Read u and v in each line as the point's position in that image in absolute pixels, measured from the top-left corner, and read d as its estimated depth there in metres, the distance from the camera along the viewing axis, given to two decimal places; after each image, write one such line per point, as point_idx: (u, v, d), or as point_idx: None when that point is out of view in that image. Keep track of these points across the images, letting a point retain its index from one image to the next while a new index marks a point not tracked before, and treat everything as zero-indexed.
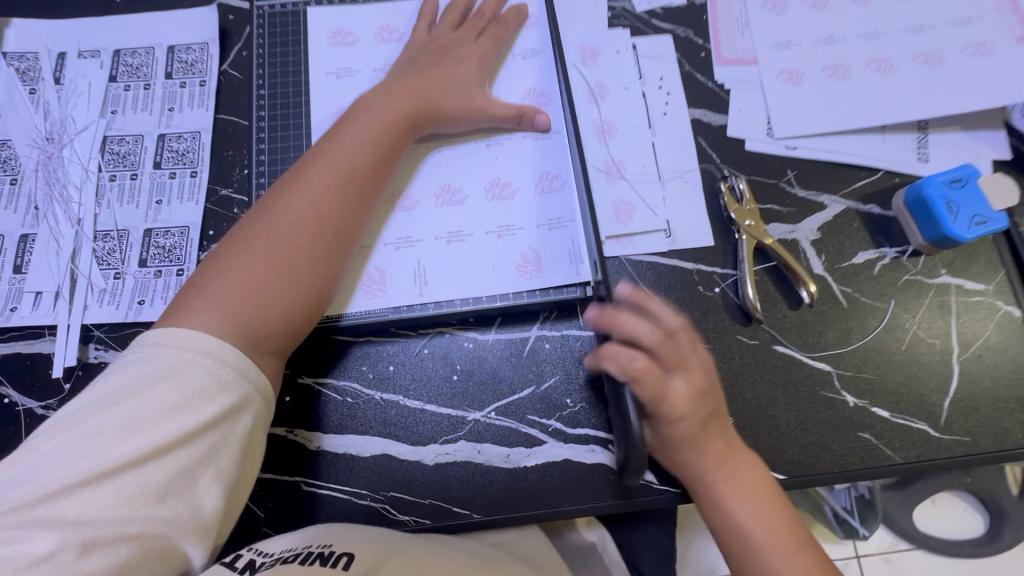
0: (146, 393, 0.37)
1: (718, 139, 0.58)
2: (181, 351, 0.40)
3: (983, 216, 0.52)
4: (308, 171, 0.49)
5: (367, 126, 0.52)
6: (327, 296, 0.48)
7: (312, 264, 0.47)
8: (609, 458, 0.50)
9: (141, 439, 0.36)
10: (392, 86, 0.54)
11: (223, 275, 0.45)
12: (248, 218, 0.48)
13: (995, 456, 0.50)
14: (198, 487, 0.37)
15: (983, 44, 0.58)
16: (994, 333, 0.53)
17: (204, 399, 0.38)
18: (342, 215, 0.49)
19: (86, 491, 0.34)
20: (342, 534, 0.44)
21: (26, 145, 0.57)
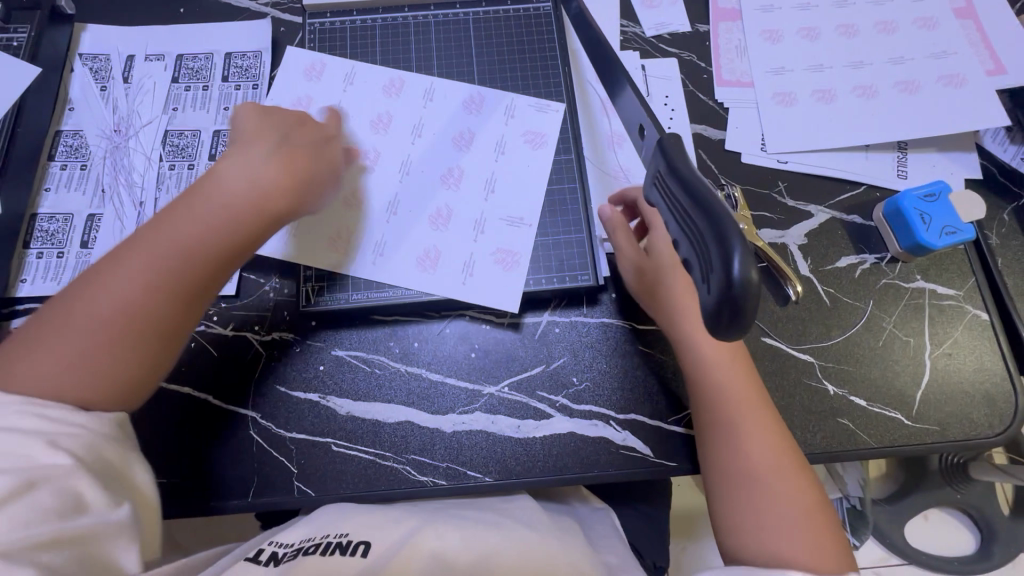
0: (2, 438, 0.37)
1: (717, 152, 0.64)
2: (22, 407, 0.38)
3: (952, 227, 0.57)
4: (138, 250, 0.44)
5: (212, 210, 0.47)
6: (158, 371, 0.45)
7: (131, 354, 0.43)
8: (610, 431, 0.55)
9: (5, 477, 0.36)
10: (257, 164, 0.50)
11: (25, 362, 0.41)
12: (69, 291, 0.44)
13: (962, 444, 0.55)
14: (91, 502, 0.38)
15: (957, 75, 0.64)
16: (963, 334, 0.58)
17: (51, 431, 0.39)
18: (170, 306, 0.44)
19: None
20: (355, 520, 0.50)
21: (95, 135, 0.64)
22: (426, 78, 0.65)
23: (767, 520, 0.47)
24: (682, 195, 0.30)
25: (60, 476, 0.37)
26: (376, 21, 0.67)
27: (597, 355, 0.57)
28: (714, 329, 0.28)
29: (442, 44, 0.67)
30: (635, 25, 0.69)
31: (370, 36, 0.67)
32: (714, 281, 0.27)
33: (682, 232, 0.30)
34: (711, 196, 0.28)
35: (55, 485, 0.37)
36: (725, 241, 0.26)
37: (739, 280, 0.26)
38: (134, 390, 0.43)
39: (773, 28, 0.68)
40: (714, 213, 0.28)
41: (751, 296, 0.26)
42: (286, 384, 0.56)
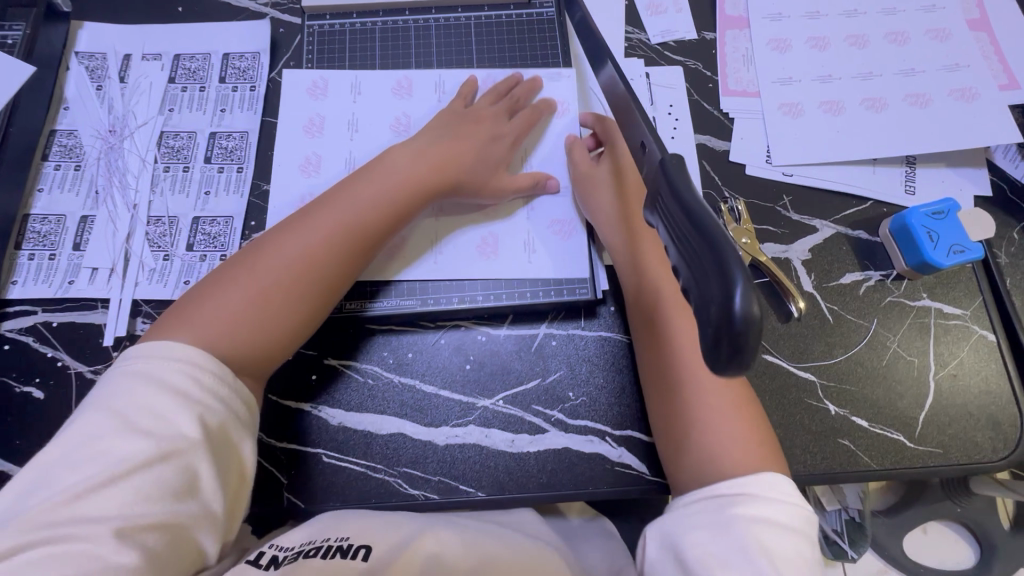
0: (151, 399, 0.42)
1: (721, 164, 0.63)
2: (179, 363, 0.43)
3: (960, 246, 0.56)
4: (311, 220, 0.53)
5: (380, 192, 0.55)
6: (308, 326, 0.52)
7: (284, 307, 0.50)
8: (606, 448, 0.54)
9: (145, 442, 0.40)
10: (422, 152, 0.58)
11: (204, 308, 0.48)
12: (248, 251, 0.52)
13: (966, 468, 0.54)
14: (202, 484, 0.41)
15: (969, 89, 0.63)
16: (969, 355, 0.57)
17: (193, 400, 0.43)
18: (330, 268, 0.52)
19: (105, 490, 0.38)
20: (359, 523, 0.49)
21: (90, 135, 0.63)
22: (431, 70, 0.64)
23: (706, 443, 0.48)
24: (682, 221, 0.29)
25: (185, 451, 0.41)
26: (377, 24, 0.66)
27: (594, 369, 0.56)
28: (714, 362, 0.26)
29: (442, 47, 0.66)
30: (640, 32, 0.68)
31: (370, 39, 0.66)
32: (712, 314, 0.25)
33: (681, 259, 0.29)
34: (712, 224, 0.27)
35: (181, 462, 0.41)
36: (727, 273, 0.25)
37: (740, 315, 0.24)
38: (280, 344, 0.50)
39: (781, 37, 0.67)
40: (715, 241, 0.27)
41: (756, 331, 0.24)
42: (277, 392, 0.55)
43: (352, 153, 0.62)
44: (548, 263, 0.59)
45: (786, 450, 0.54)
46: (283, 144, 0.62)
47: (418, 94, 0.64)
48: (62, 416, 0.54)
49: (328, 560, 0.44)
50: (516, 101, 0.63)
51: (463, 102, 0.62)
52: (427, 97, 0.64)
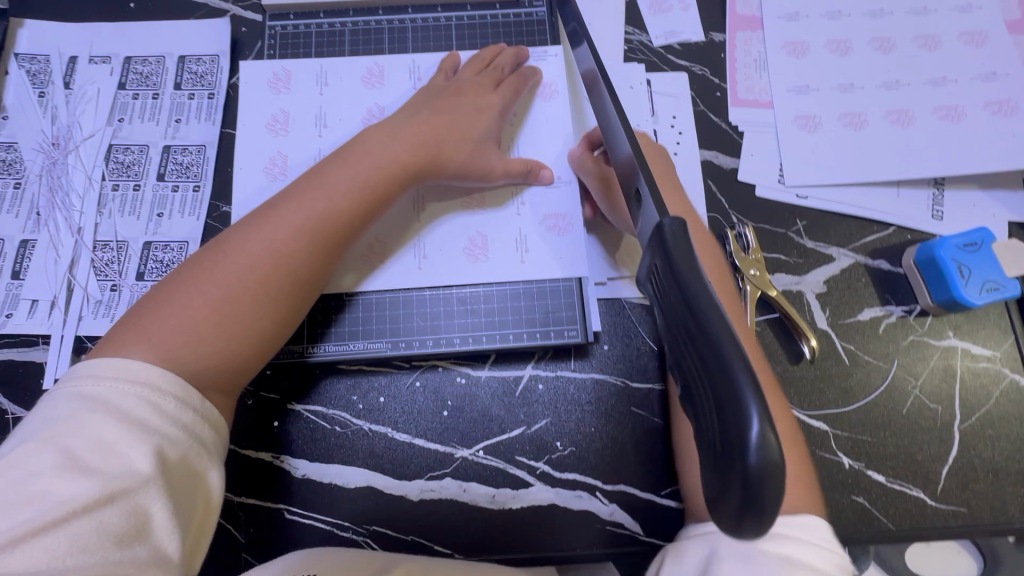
0: (94, 427, 0.35)
1: (729, 183, 0.57)
2: (136, 388, 0.37)
3: (994, 283, 0.50)
4: (279, 210, 0.47)
5: (355, 178, 0.48)
6: (283, 332, 0.46)
7: (254, 310, 0.44)
8: (597, 505, 0.49)
9: (90, 480, 0.33)
10: (399, 133, 0.51)
11: (160, 317, 0.42)
12: (209, 249, 0.46)
13: (992, 529, 0.49)
14: (155, 528, 0.35)
15: (1006, 102, 0.56)
16: (998, 402, 0.52)
17: (150, 430, 0.36)
18: (303, 262, 0.46)
19: (35, 541, 0.31)
20: (329, 563, 0.42)
21: (31, 148, 0.57)
22: (406, 55, 0.58)
23: None
24: (682, 314, 0.24)
25: (137, 491, 0.34)
26: (348, 26, 0.59)
27: (584, 417, 0.51)
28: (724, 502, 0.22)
29: (419, 47, 0.59)
30: (641, 32, 0.61)
31: (339, 41, 0.59)
32: (730, 448, 0.21)
33: (684, 361, 0.25)
34: (717, 327, 0.22)
35: (129, 502, 0.34)
36: (737, 404, 0.21)
37: (760, 459, 0.20)
38: (253, 349, 0.44)
39: (797, 40, 0.60)
40: (721, 356, 0.22)
41: (779, 479, 0.20)
42: (234, 441, 0.50)
43: (320, 151, 0.55)
44: (544, 259, 0.54)
45: None
46: (247, 141, 0.55)
47: (391, 82, 0.57)
48: None
49: None
50: (501, 71, 0.57)
51: (444, 76, 0.57)
52: (404, 85, 0.57)
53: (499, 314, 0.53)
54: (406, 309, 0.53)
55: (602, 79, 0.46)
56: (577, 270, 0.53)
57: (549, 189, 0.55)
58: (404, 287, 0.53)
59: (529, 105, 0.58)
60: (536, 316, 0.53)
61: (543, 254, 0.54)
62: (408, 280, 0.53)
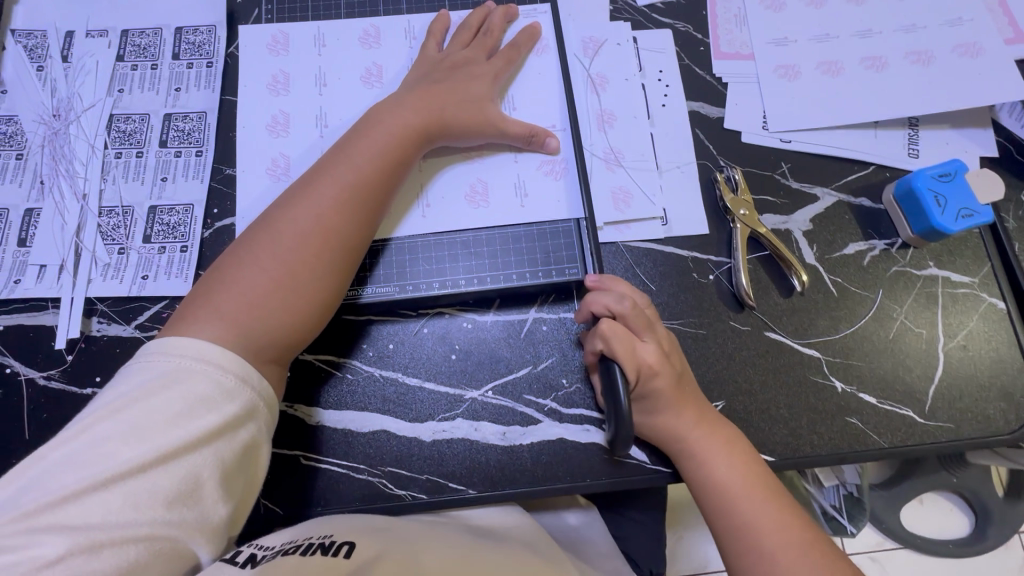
0: (156, 399, 0.37)
1: (715, 131, 0.60)
2: (202, 363, 0.40)
3: (970, 209, 0.53)
4: (313, 187, 0.48)
5: (378, 148, 0.50)
6: (335, 304, 0.48)
7: (308, 284, 0.45)
8: (603, 437, 0.51)
9: (149, 446, 0.36)
10: (402, 100, 0.53)
11: (226, 293, 0.44)
12: (253, 231, 0.47)
13: (977, 443, 0.52)
14: (204, 494, 0.37)
15: (973, 45, 0.59)
16: (979, 324, 0.54)
17: (207, 403, 0.38)
18: (345, 234, 0.47)
19: (94, 497, 0.34)
20: (340, 525, 0.45)
21: (32, 121, 0.58)
22: (400, 18, 0.60)
23: None
24: None
25: (192, 461, 0.37)
26: None
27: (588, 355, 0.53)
28: None
29: (408, 11, 0.61)
30: None
31: (334, 6, 0.61)
32: None
33: None
34: None
35: (180, 468, 0.37)
36: None
37: None
38: (312, 312, 0.46)
39: None
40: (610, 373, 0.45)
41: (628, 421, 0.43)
42: None
43: (322, 110, 0.57)
44: (537, 208, 0.55)
45: (792, 429, 0.51)
46: (250, 102, 0.57)
47: (386, 44, 0.59)
48: (12, 426, 0.50)
49: (308, 557, 0.40)
50: (492, 30, 0.59)
51: (436, 44, 0.58)
52: (400, 45, 0.59)
53: (502, 257, 0.54)
54: (413, 255, 0.54)
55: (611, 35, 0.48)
56: (575, 210, 0.55)
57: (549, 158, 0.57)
58: (412, 234, 0.55)
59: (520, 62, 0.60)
60: (537, 259, 0.54)
61: (539, 203, 0.56)
62: (415, 227, 0.55)
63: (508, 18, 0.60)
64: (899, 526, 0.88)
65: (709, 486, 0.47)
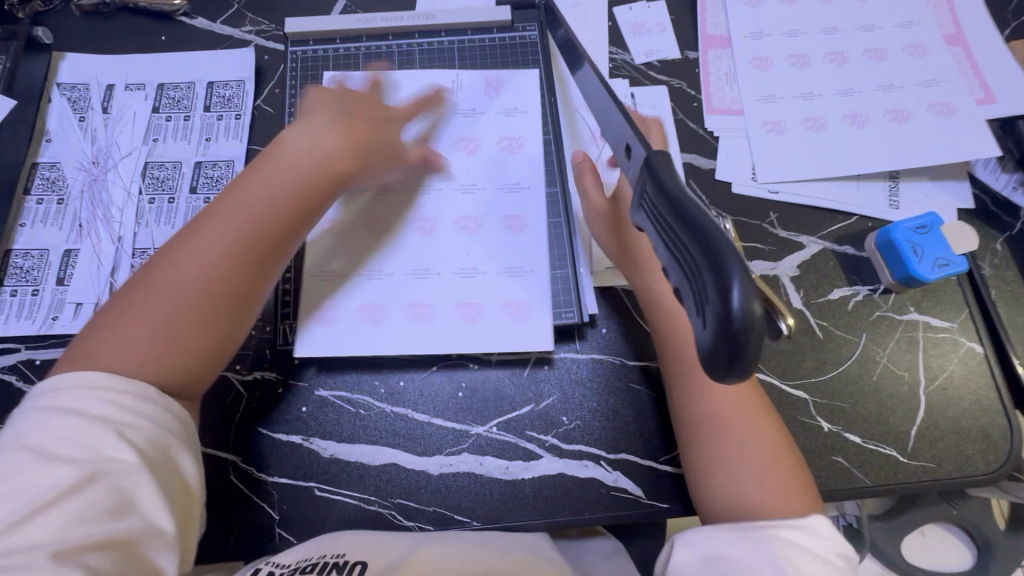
0: (69, 427, 0.40)
1: (707, 182, 0.64)
2: (95, 391, 0.42)
3: (945, 259, 0.57)
4: (208, 225, 0.48)
5: (277, 187, 0.50)
6: (229, 342, 0.49)
7: (199, 326, 0.46)
8: (601, 472, 0.54)
9: (73, 468, 0.39)
10: (320, 136, 0.53)
11: (110, 334, 0.45)
12: (147, 267, 0.48)
13: (959, 482, 0.54)
14: (141, 500, 0.40)
15: (947, 104, 0.64)
16: (959, 368, 0.57)
17: (116, 423, 0.41)
18: (237, 275, 0.48)
19: (36, 518, 0.37)
20: (352, 539, 0.49)
21: (73, 167, 0.62)
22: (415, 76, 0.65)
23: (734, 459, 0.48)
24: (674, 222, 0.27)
25: (115, 471, 0.39)
26: (362, 51, 0.67)
27: (587, 393, 0.56)
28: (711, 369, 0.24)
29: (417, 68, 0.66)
30: (625, 52, 0.69)
31: (354, 65, 0.66)
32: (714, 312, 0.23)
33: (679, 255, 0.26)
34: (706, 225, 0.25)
35: (111, 482, 0.39)
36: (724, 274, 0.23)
37: (739, 312, 0.22)
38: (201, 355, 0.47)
39: (762, 56, 0.68)
40: (718, 262, 0.23)
41: (764, 327, 0.22)
42: (269, 425, 0.54)
43: None
44: (519, 249, 0.60)
45: None
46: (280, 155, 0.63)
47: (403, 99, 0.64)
48: None
49: None
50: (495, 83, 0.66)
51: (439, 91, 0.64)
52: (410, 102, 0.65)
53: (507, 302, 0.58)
54: (395, 306, 0.58)
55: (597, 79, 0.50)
56: (574, 256, 0.60)
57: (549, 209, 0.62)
58: (391, 290, 0.58)
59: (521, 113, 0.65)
60: (519, 295, 0.58)
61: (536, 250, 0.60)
62: (391, 283, 0.58)
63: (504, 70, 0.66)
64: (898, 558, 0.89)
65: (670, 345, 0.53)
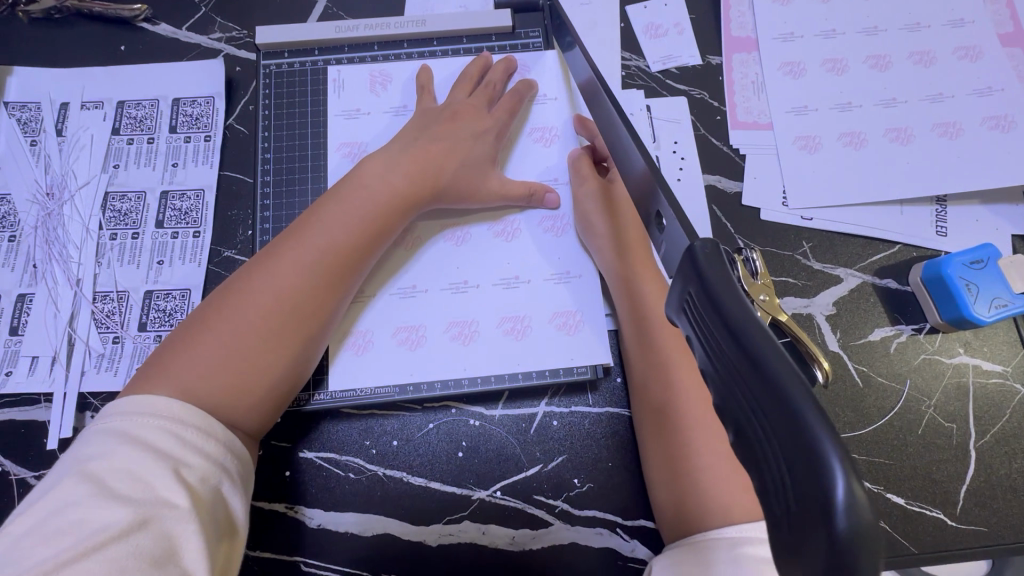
0: (127, 460, 0.35)
1: (732, 208, 0.57)
2: (162, 423, 0.38)
3: (1003, 299, 0.51)
4: (289, 250, 0.47)
5: (361, 209, 0.49)
6: (302, 374, 0.46)
7: (276, 353, 0.44)
8: (617, 541, 0.49)
9: (125, 508, 0.34)
10: (395, 160, 0.52)
11: (181, 364, 0.41)
12: (220, 294, 0.45)
13: (1012, 547, 0.49)
14: (185, 554, 0.34)
15: (1003, 117, 0.57)
16: (1012, 418, 0.52)
17: (177, 460, 0.36)
18: (319, 300, 0.46)
19: (75, 564, 0.31)
20: None
21: (25, 199, 0.56)
22: (402, 90, 0.59)
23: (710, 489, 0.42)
24: (725, 341, 0.21)
25: (167, 518, 0.34)
26: (345, 63, 0.59)
27: (600, 453, 0.51)
28: (785, 559, 0.18)
29: (405, 77, 0.59)
30: (639, 58, 0.62)
31: (334, 78, 0.59)
32: (802, 500, 0.17)
33: (738, 401, 0.20)
34: (773, 360, 0.19)
35: (162, 527, 0.34)
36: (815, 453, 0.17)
37: (843, 515, 0.16)
38: (271, 393, 0.44)
39: (794, 61, 0.60)
40: (807, 434, 0.17)
41: (875, 542, 0.16)
42: None
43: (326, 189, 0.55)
44: (567, 253, 0.55)
45: None
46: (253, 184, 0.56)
47: (387, 117, 0.58)
48: None
49: None
50: (491, 86, 0.58)
51: (433, 98, 0.58)
52: (393, 117, 0.58)
53: (509, 351, 0.52)
54: (435, 328, 0.53)
55: (603, 89, 0.44)
56: (584, 296, 0.54)
57: (556, 238, 0.56)
58: (428, 311, 0.53)
59: (521, 127, 0.59)
60: (570, 304, 0.54)
61: (540, 286, 0.54)
62: (427, 301, 0.54)
63: (502, 72, 0.59)
64: None
65: (644, 367, 0.49)
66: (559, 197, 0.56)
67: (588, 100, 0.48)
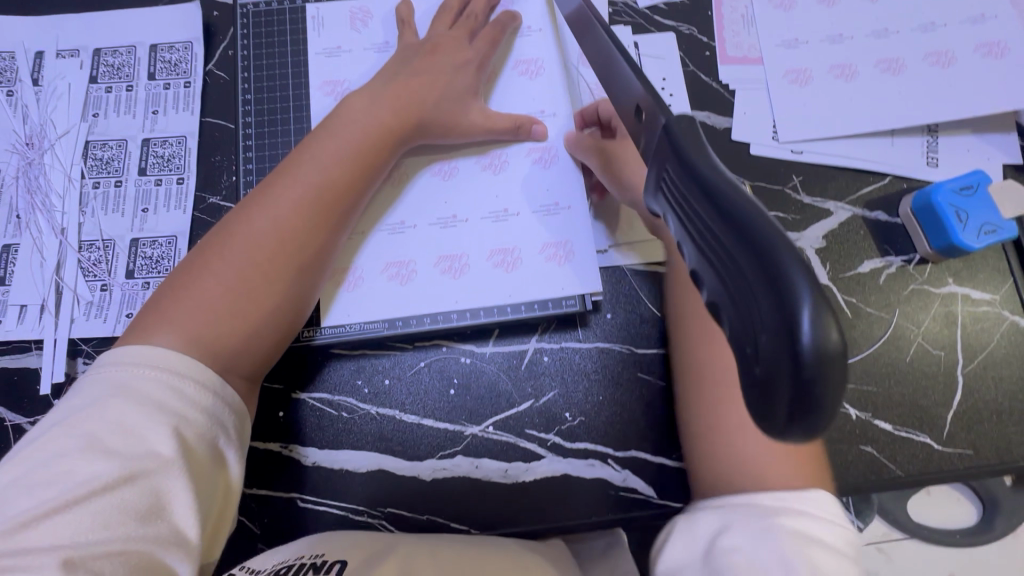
0: (115, 412, 0.35)
1: (722, 143, 0.56)
2: (152, 372, 0.37)
3: (992, 225, 0.51)
4: (277, 188, 0.46)
5: (347, 148, 0.48)
6: (301, 312, 0.46)
7: (268, 288, 0.44)
8: (608, 472, 0.49)
9: (112, 463, 0.34)
10: (378, 98, 0.51)
11: (178, 303, 0.42)
12: (214, 235, 0.45)
13: (995, 469, 0.50)
14: (174, 507, 0.35)
15: (997, 44, 0.56)
16: (999, 345, 0.52)
17: (167, 411, 0.36)
18: (309, 235, 0.46)
19: (62, 516, 0.32)
20: (336, 541, 0.43)
21: (4, 149, 0.55)
22: (384, 29, 0.58)
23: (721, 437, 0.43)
24: (701, 206, 0.21)
25: (156, 471, 0.34)
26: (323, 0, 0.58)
27: (591, 386, 0.51)
28: (766, 414, 0.19)
29: (387, 15, 0.58)
30: None
31: (314, 19, 0.57)
32: (771, 335, 0.18)
33: (716, 256, 0.20)
34: (746, 210, 0.19)
35: (149, 482, 0.34)
36: (787, 287, 0.17)
37: (810, 342, 0.17)
38: (265, 328, 0.44)
39: None
40: (777, 274, 0.17)
41: (839, 362, 0.17)
42: None
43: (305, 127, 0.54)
44: (554, 186, 0.54)
45: None
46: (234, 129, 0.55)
47: (370, 57, 0.57)
48: None
49: None
50: (473, 20, 0.57)
51: (414, 34, 0.56)
52: (375, 57, 0.57)
53: (498, 287, 0.52)
54: (425, 262, 0.53)
55: (595, 20, 0.42)
56: (572, 229, 0.53)
57: (543, 169, 0.55)
58: (417, 245, 0.53)
59: (505, 58, 0.58)
60: (558, 235, 0.53)
61: (528, 220, 0.54)
62: (416, 236, 0.53)
63: (485, 6, 0.58)
64: (911, 520, 0.81)
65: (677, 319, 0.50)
66: (545, 128, 0.55)
67: (576, 31, 0.47)
